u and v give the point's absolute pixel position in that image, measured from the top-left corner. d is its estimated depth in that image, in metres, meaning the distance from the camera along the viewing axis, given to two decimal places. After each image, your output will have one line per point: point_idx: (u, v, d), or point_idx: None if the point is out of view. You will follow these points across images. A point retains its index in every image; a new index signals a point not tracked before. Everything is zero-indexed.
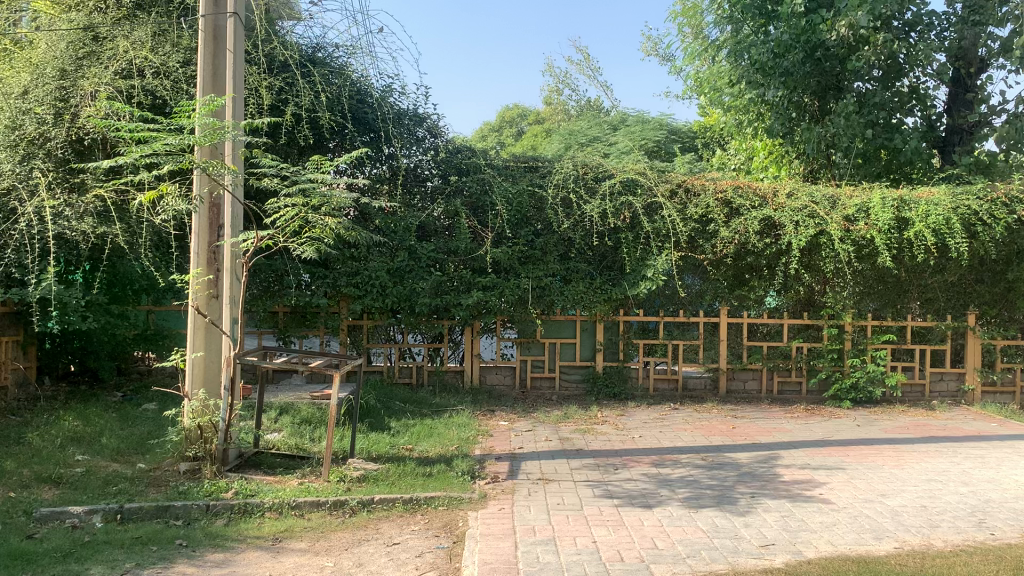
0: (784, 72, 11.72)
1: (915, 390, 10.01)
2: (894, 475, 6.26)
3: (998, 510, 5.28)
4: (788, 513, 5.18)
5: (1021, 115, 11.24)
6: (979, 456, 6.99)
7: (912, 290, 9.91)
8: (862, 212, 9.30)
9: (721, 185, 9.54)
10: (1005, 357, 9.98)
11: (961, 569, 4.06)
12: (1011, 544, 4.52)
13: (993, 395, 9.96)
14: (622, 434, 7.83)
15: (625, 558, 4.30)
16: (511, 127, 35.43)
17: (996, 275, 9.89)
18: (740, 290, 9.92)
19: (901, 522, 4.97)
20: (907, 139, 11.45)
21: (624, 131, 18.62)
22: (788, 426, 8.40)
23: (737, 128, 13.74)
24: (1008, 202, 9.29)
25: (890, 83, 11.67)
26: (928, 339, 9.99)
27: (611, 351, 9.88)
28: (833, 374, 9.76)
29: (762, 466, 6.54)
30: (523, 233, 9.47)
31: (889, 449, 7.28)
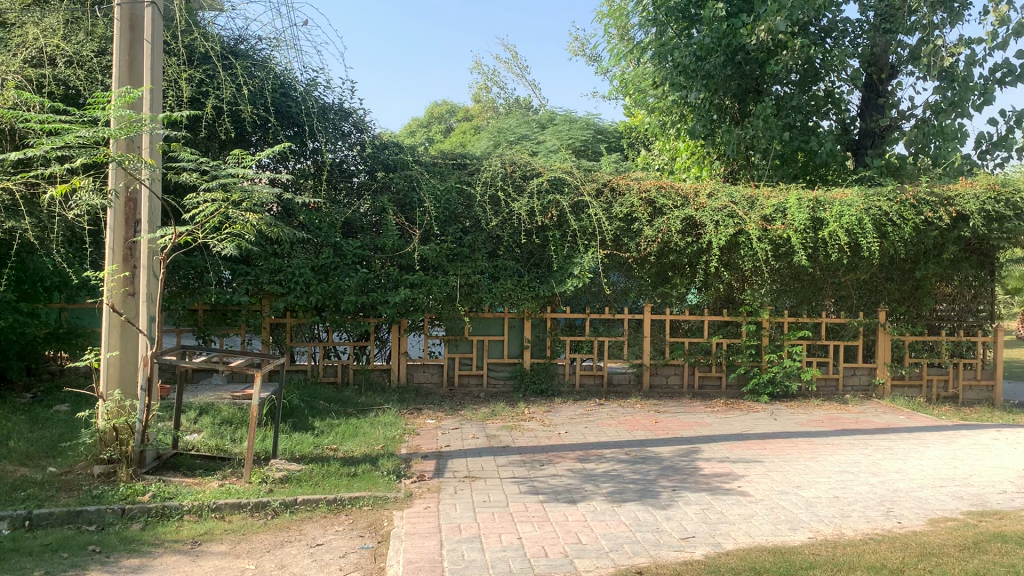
0: (706, 75, 11.97)
1: (829, 384, 10.36)
2: (808, 467, 6.48)
3: (905, 499, 5.51)
4: (708, 505, 5.31)
5: (929, 120, 11.75)
6: (887, 448, 7.28)
7: (826, 288, 10.20)
8: (779, 213, 9.59)
9: (645, 185, 9.70)
10: (913, 352, 10.41)
11: (871, 556, 4.22)
12: (916, 532, 4.72)
13: (902, 389, 10.41)
14: (548, 430, 7.89)
15: (549, 554, 4.33)
16: (440, 123, 35.41)
17: (904, 274, 10.27)
18: (663, 287, 10.06)
19: (814, 513, 5.15)
20: (822, 141, 11.89)
21: (551, 130, 18.79)
22: (708, 420, 8.60)
23: (660, 129, 13.89)
24: (916, 204, 9.63)
25: (807, 87, 12.14)
26: (841, 335, 10.30)
27: (538, 348, 9.96)
28: (752, 369, 10.04)
29: (683, 459, 6.69)
30: (451, 231, 9.44)
31: (804, 442, 7.52)
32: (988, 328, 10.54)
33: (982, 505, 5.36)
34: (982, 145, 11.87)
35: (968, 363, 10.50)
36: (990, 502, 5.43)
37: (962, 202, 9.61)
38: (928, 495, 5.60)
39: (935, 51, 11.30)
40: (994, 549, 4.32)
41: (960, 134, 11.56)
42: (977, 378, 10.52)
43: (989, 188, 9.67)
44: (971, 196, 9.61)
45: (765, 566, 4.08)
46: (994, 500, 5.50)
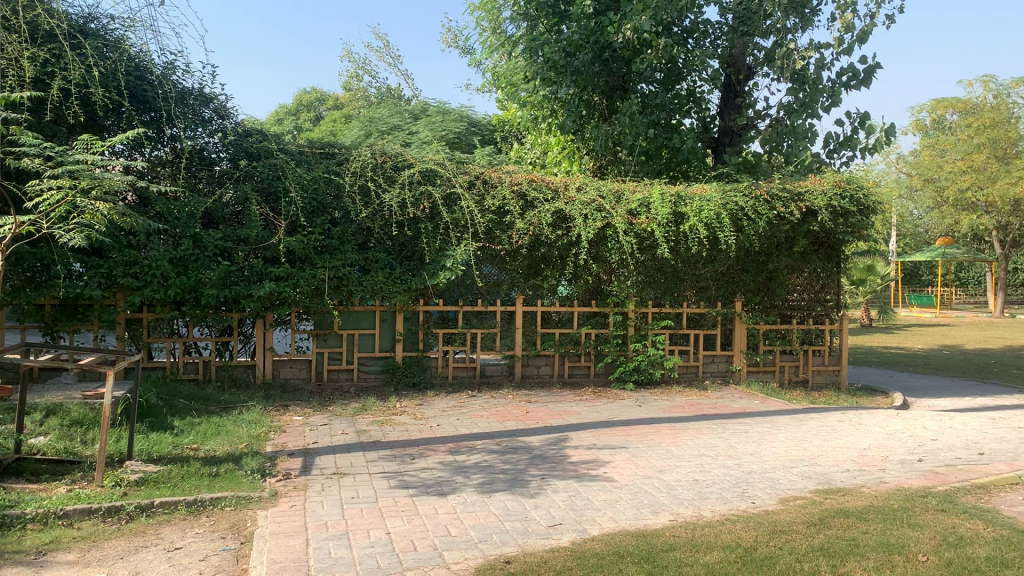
0: (575, 71, 12.17)
1: (690, 371, 10.79)
2: (671, 451, 6.71)
3: (758, 479, 5.80)
4: (575, 492, 5.42)
5: (782, 119, 12.38)
6: (743, 431, 7.64)
7: (687, 279, 10.60)
8: (643, 207, 9.89)
9: (516, 177, 9.78)
10: (767, 340, 10.96)
11: (726, 536, 4.41)
12: (768, 511, 4.98)
13: (757, 374, 10.94)
14: (419, 423, 7.86)
15: (418, 547, 4.31)
16: (310, 111, 34.62)
17: (759, 265, 10.78)
18: (534, 279, 10.19)
19: (675, 496, 5.34)
20: (684, 138, 12.36)
21: (425, 121, 18.69)
22: (576, 408, 8.79)
23: (532, 123, 14.03)
24: (770, 199, 10.11)
25: (671, 86, 12.59)
26: (701, 325, 10.78)
27: (410, 341, 9.86)
28: (618, 358, 10.38)
29: (552, 448, 6.80)
30: (319, 222, 9.18)
31: (666, 427, 7.79)
32: (835, 317, 11.21)
33: (827, 483, 5.72)
34: (830, 145, 12.60)
35: (817, 349, 11.13)
36: (834, 480, 5.79)
37: (812, 197, 10.16)
38: (779, 475, 5.92)
39: (788, 53, 11.91)
40: (838, 524, 4.60)
41: (810, 133, 12.32)
42: (824, 364, 11.18)
43: (835, 185, 10.26)
44: (819, 192, 10.17)
45: (628, 550, 4.20)
46: (839, 478, 5.87)
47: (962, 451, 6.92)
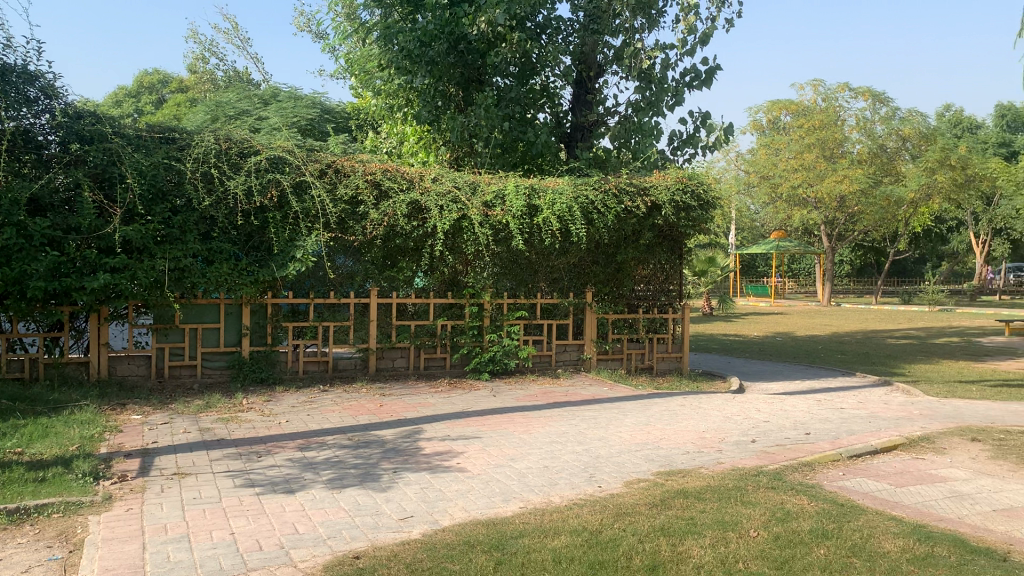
0: (430, 61, 12.11)
1: (544, 360, 11.01)
2: (522, 440, 6.82)
3: (605, 464, 5.99)
4: (428, 484, 5.42)
5: (630, 116, 12.80)
6: (592, 418, 7.87)
7: (541, 270, 10.80)
8: (498, 199, 10.01)
9: (370, 167, 9.65)
10: (615, 329, 11.36)
11: (574, 521, 4.53)
12: (614, 494, 5.16)
13: (606, 362, 11.32)
14: (267, 420, 7.63)
15: (263, 547, 4.19)
16: (152, 94, 32.85)
17: (608, 257, 11.09)
18: (388, 271, 10.10)
19: (525, 483, 5.44)
20: (538, 133, 12.54)
21: (275, 108, 18.13)
22: (432, 400, 8.79)
23: (387, 112, 13.86)
24: (618, 193, 10.44)
25: (525, 80, 12.75)
26: (554, 315, 11.03)
27: (258, 335, 9.58)
28: (474, 350, 10.49)
29: (405, 440, 6.77)
30: (158, 210, 8.70)
31: (519, 416, 7.92)
32: (678, 305, 11.71)
33: (669, 465, 5.98)
34: (674, 142, 13.14)
35: (661, 338, 11.60)
36: (676, 462, 6.06)
37: (656, 192, 10.57)
38: (625, 459, 6.14)
39: (635, 53, 12.40)
40: (678, 504, 4.83)
41: (656, 130, 12.82)
42: (668, 351, 11.67)
43: (677, 181, 10.73)
44: (663, 187, 10.62)
45: (478, 539, 4.24)
46: (680, 460, 6.14)
47: (790, 431, 7.40)
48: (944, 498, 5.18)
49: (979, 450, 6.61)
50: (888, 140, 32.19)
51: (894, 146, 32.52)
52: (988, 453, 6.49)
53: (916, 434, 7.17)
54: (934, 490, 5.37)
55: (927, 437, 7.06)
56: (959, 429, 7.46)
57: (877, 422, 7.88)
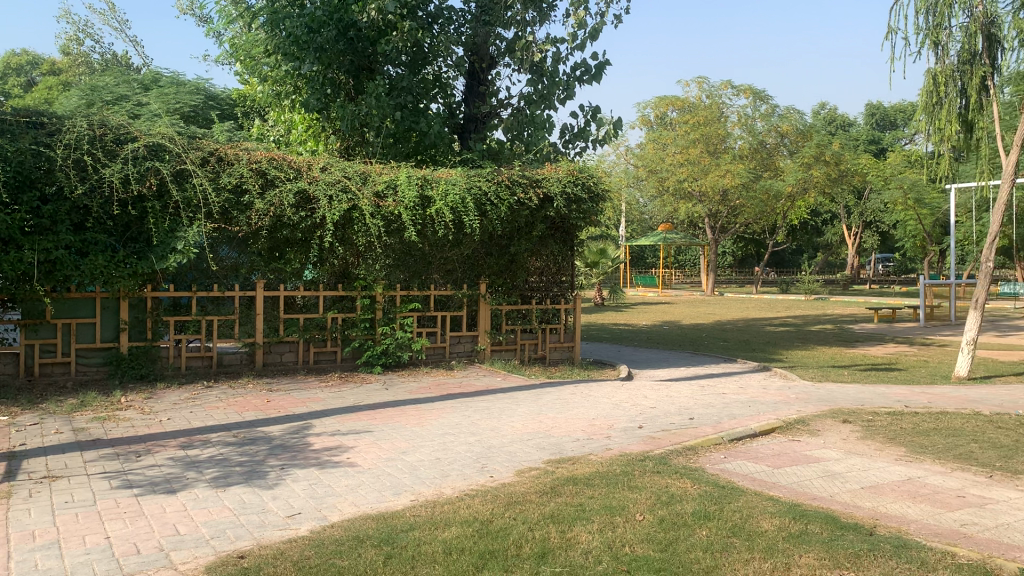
0: (318, 48, 11.87)
1: (437, 352, 10.96)
2: (414, 433, 6.78)
3: (496, 454, 6.02)
4: (316, 480, 5.33)
5: (523, 108, 12.88)
6: (485, 408, 7.89)
7: (434, 262, 10.73)
8: (390, 189, 9.89)
9: (255, 155, 9.35)
10: (509, 320, 11.41)
11: (465, 511, 4.54)
12: (505, 483, 5.19)
13: (500, 353, 11.34)
14: (147, 418, 7.32)
15: (141, 550, 4.02)
16: (20, 76, 31.00)
17: (501, 249, 11.13)
18: (275, 263, 9.86)
19: (417, 476, 5.41)
20: (430, 123, 12.40)
21: (155, 94, 17.41)
22: (322, 395, 8.64)
23: (274, 99, 13.50)
24: (511, 185, 10.50)
25: (417, 69, 12.62)
26: (447, 306, 11.01)
27: (138, 330, 9.17)
28: (366, 343, 10.34)
29: (293, 436, 6.62)
30: (25, 199, 8.16)
31: (411, 409, 7.87)
32: (569, 296, 11.86)
33: (559, 453, 6.07)
34: (566, 136, 13.30)
35: (553, 328, 11.71)
36: (566, 450, 6.15)
37: (548, 184, 10.70)
38: (516, 448, 6.19)
39: (527, 46, 12.49)
40: (567, 491, 4.90)
41: (547, 123, 12.95)
42: (560, 341, 11.79)
43: (569, 173, 10.88)
44: (555, 179, 10.75)
45: (368, 534, 4.19)
46: (569, 447, 6.23)
47: (676, 417, 7.62)
48: (817, 477, 5.44)
49: (849, 431, 6.98)
50: (766, 137, 33.56)
51: (773, 143, 33.90)
52: (857, 434, 6.85)
53: (792, 417, 7.50)
54: (808, 470, 5.64)
55: (803, 420, 7.41)
56: (832, 411, 7.85)
57: (757, 406, 8.20)
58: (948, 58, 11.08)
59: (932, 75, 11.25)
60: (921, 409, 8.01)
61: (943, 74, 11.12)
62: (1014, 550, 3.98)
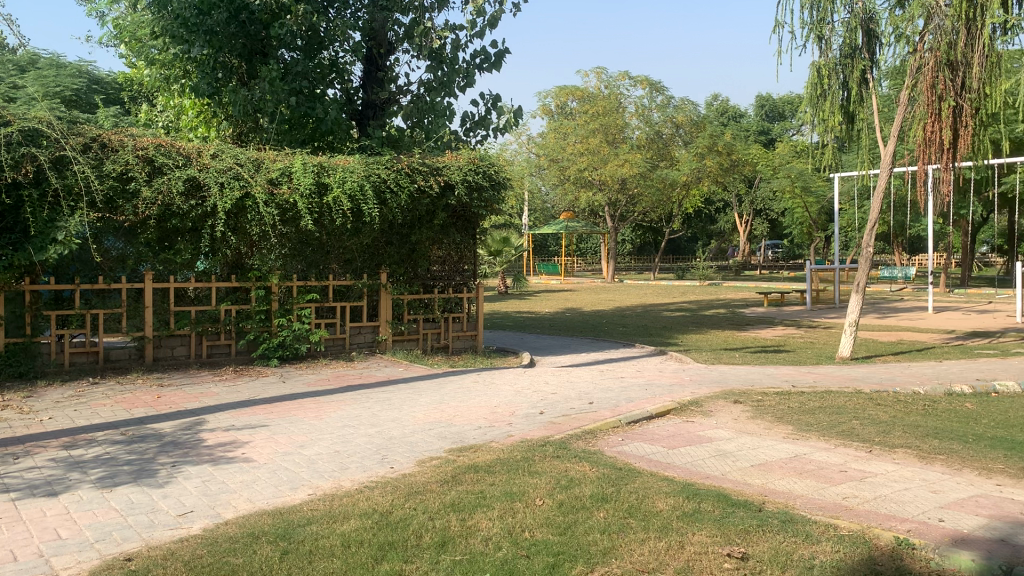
0: (208, 31, 11.49)
1: (337, 343, 10.77)
2: (313, 426, 6.65)
3: (397, 444, 5.97)
4: (210, 477, 5.16)
5: (423, 95, 12.77)
6: (385, 399, 7.82)
7: (332, 252, 10.55)
8: (284, 176, 9.69)
9: (141, 141, 9.01)
10: (410, 310, 11.29)
11: (363, 504, 4.48)
12: (406, 474, 5.15)
13: (401, 344, 11.22)
14: (26, 418, 6.94)
15: (19, 557, 3.81)
16: None
17: (402, 238, 11.04)
18: (164, 253, 9.52)
19: (315, 469, 5.31)
20: (327, 109, 12.14)
21: (33, 76, 16.52)
22: (217, 389, 8.39)
23: (163, 83, 13.01)
24: (411, 173, 10.42)
25: (314, 53, 12.34)
26: (348, 297, 10.76)
27: (15, 325, 8.67)
28: (261, 335, 10.09)
29: (186, 433, 6.41)
30: None
31: (310, 401, 7.72)
32: (472, 285, 11.82)
33: (460, 441, 6.06)
34: (466, 124, 13.26)
35: (456, 317, 11.64)
36: (467, 438, 6.15)
37: (449, 172, 10.68)
38: (417, 438, 6.15)
39: (426, 32, 12.40)
40: (468, 479, 4.91)
41: (448, 111, 12.87)
42: (463, 330, 11.73)
43: (469, 162, 10.88)
44: (455, 167, 10.73)
45: (263, 530, 4.10)
46: (470, 436, 6.23)
47: (576, 402, 7.72)
48: (710, 457, 5.61)
49: (740, 411, 7.22)
50: (663, 127, 34.31)
51: (669, 133, 34.69)
52: (748, 414, 7.11)
53: (686, 399, 7.72)
54: (702, 450, 5.81)
55: (696, 401, 7.62)
56: (724, 392, 8.11)
57: (653, 389, 8.40)
58: (831, 52, 11.50)
59: (816, 68, 11.66)
60: (808, 389, 8.37)
61: (826, 67, 11.54)
62: (891, 520, 4.20)
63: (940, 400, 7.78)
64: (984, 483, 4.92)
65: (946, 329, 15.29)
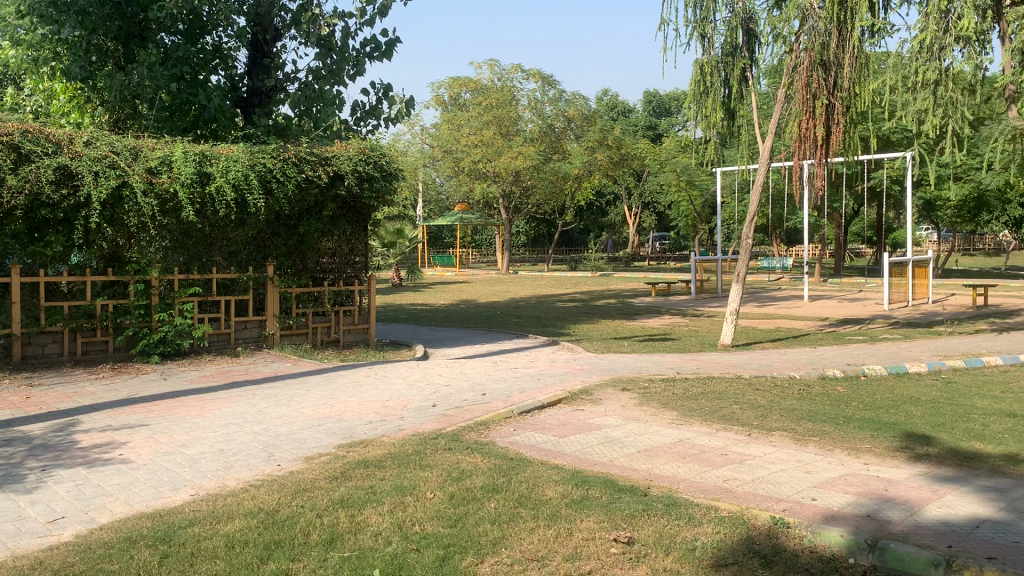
0: (80, 11, 10.87)
1: (221, 339, 10.42)
2: (195, 424, 6.42)
3: (285, 441, 5.84)
4: (84, 480, 4.92)
5: (311, 83, 12.50)
6: (272, 395, 7.63)
7: (216, 243, 10.22)
8: (164, 165, 9.32)
9: (5, 127, 8.45)
10: (299, 304, 11.02)
11: (248, 503, 4.37)
12: (293, 471, 5.04)
13: (290, 338, 10.96)
14: None
15: None
16: None
17: (289, 229, 10.78)
18: (33, 246, 8.96)
19: (198, 469, 5.14)
20: (210, 96, 11.72)
21: None
22: (92, 388, 7.99)
23: (31, 65, 12.28)
24: (297, 162, 10.20)
25: (195, 38, 11.90)
26: (232, 291, 10.49)
27: None
28: (140, 331, 9.64)
29: (57, 435, 6.08)
30: None
31: (193, 399, 7.46)
32: (363, 278, 11.64)
33: (350, 437, 5.98)
34: (357, 113, 13.05)
35: (346, 310, 11.45)
36: (357, 433, 6.06)
37: (337, 162, 10.50)
38: (305, 435, 6.03)
39: (313, 19, 12.13)
40: (358, 474, 4.85)
41: (337, 99, 12.63)
42: (354, 323, 11.53)
43: (359, 151, 10.73)
44: (344, 157, 10.56)
45: (141, 534, 3.93)
46: (361, 431, 6.15)
47: (468, 394, 7.73)
48: (598, 444, 5.72)
49: (628, 398, 7.40)
50: (555, 121, 34.62)
51: (561, 127, 34.95)
52: (635, 401, 7.29)
53: (577, 388, 7.85)
54: (591, 438, 5.92)
55: (586, 390, 7.76)
56: (613, 380, 8.29)
57: (544, 379, 8.50)
58: (713, 49, 11.87)
59: (700, 65, 12.02)
60: (692, 375, 8.65)
61: (709, 65, 11.91)
62: (768, 500, 4.39)
63: (813, 383, 8.18)
64: (853, 462, 5.20)
65: (819, 316, 16.09)
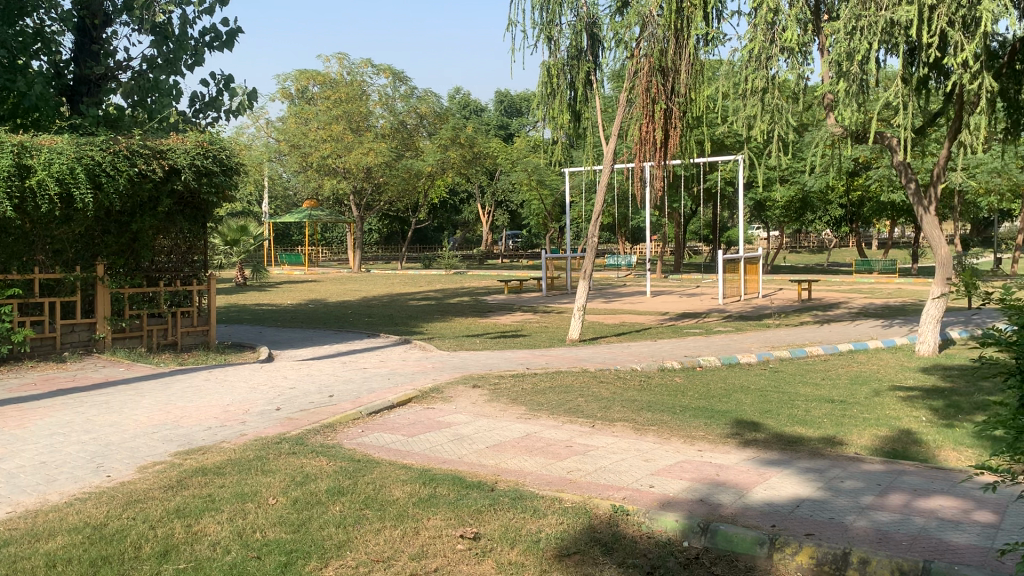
0: None
1: (45, 343, 9.69)
2: (13, 436, 5.95)
3: (115, 451, 5.52)
4: None
5: (145, 72, 11.85)
6: (103, 403, 7.19)
7: (38, 241, 9.51)
8: None
9: None
10: (132, 305, 10.43)
11: (72, 518, 4.09)
12: (123, 482, 4.77)
13: (123, 341, 10.34)
14: None
15: None
16: None
17: (121, 226, 10.17)
18: None
19: (15, 484, 4.77)
20: (31, 82, 10.88)
21: None
22: None
23: None
24: (130, 155, 9.65)
25: (13, 20, 11.01)
26: (56, 291, 9.82)
27: None
28: None
29: None
30: None
31: (11, 409, 6.91)
32: (203, 277, 11.16)
33: (187, 444, 5.72)
34: (195, 105, 12.49)
35: (185, 311, 10.93)
36: (195, 440, 5.81)
37: (174, 155, 10.00)
38: (138, 443, 5.72)
39: (147, 5, 11.49)
40: (195, 483, 4.64)
41: (174, 90, 12.04)
42: (193, 325, 11.02)
43: (197, 145, 10.29)
44: (181, 150, 10.08)
45: None
46: (199, 437, 5.90)
47: (315, 395, 7.55)
48: (447, 442, 5.74)
49: (477, 395, 7.46)
50: (407, 117, 34.39)
51: (413, 124, 34.78)
52: (485, 397, 7.36)
53: (427, 386, 7.84)
54: (439, 436, 5.92)
55: (436, 388, 7.76)
56: (463, 378, 8.33)
57: (394, 378, 8.44)
58: (559, 52, 12.13)
59: (546, 67, 12.24)
60: (540, 370, 8.83)
61: (555, 67, 12.16)
62: (609, 489, 4.53)
63: (653, 375, 8.53)
64: (688, 449, 5.46)
65: (661, 311, 16.78)
